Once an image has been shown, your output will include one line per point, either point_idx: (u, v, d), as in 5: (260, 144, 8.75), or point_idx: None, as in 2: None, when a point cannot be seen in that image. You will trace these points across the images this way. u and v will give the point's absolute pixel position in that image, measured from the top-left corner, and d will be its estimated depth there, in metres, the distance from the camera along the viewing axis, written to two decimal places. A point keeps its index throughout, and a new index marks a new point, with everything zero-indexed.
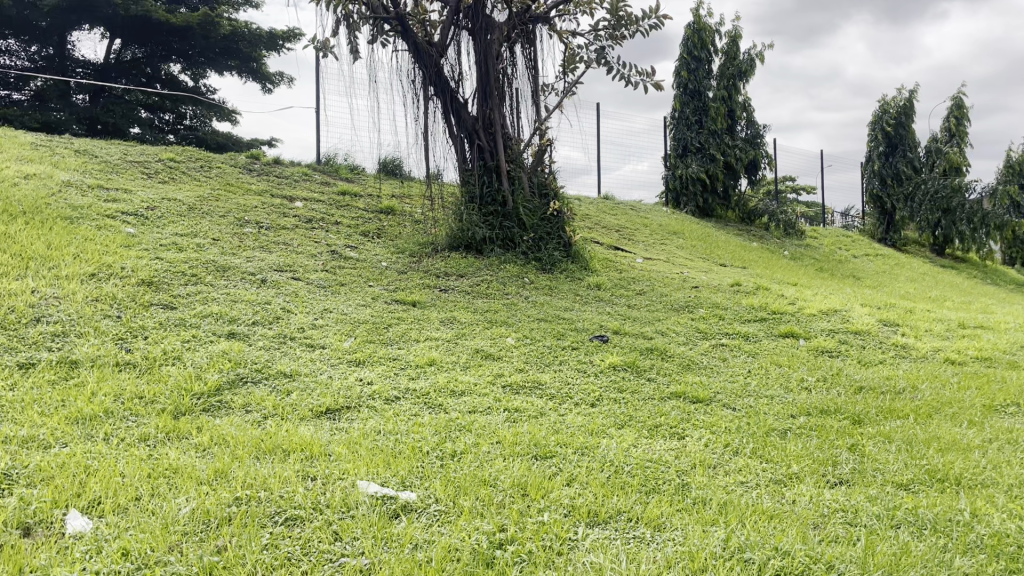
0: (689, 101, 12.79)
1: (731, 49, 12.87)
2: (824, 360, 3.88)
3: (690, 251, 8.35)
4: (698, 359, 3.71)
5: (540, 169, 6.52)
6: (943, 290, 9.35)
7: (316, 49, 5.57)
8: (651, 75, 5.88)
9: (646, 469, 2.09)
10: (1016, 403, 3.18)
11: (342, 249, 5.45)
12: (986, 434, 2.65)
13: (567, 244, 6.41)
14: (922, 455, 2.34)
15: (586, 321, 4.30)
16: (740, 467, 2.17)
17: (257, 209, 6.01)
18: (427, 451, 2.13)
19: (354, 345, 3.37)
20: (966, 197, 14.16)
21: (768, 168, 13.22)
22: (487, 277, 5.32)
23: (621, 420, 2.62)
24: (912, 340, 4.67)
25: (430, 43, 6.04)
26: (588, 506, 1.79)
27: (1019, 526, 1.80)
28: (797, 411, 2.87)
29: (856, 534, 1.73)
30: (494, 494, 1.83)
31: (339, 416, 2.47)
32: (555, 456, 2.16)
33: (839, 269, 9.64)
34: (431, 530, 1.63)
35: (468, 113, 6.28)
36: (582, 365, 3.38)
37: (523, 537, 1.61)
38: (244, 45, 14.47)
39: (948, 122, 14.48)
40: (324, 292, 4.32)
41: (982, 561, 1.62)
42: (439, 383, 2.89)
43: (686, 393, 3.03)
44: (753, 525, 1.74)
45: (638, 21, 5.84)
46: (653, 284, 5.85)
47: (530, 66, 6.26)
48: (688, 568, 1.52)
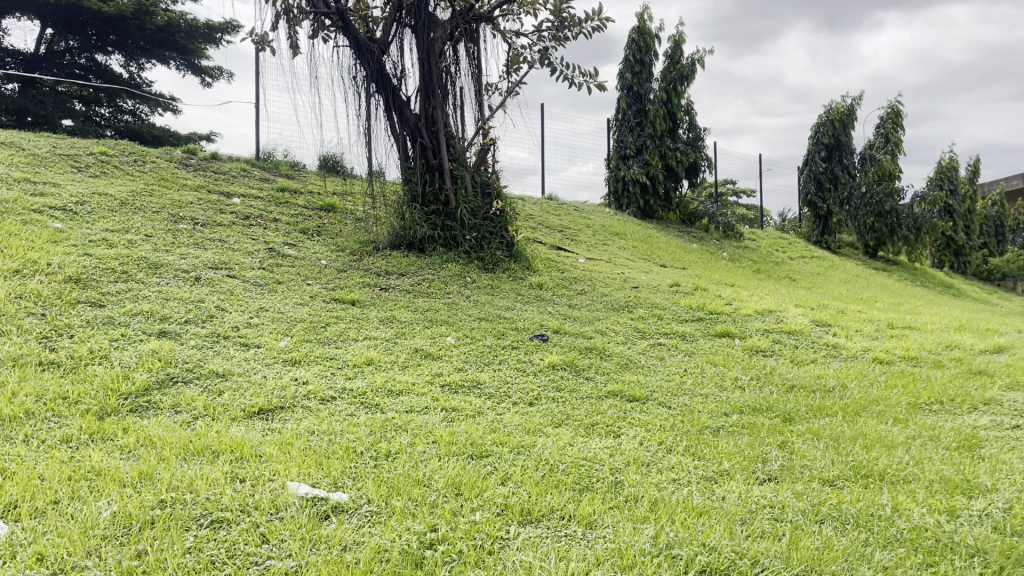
0: (632, 103, 12.91)
1: (674, 53, 13.01)
2: (758, 360, 3.96)
3: (631, 252, 8.43)
4: (636, 358, 3.75)
5: (483, 168, 6.53)
6: (875, 292, 9.63)
7: (255, 43, 5.47)
8: (594, 76, 5.91)
9: (580, 467, 2.10)
10: (939, 401, 3.29)
11: (281, 247, 5.36)
12: (910, 430, 2.74)
13: (509, 244, 6.44)
14: (848, 451, 2.41)
15: (527, 321, 4.30)
16: (673, 465, 2.20)
17: (193, 204, 5.88)
18: (361, 452, 2.10)
19: (291, 344, 3.32)
20: (899, 204, 14.60)
21: (709, 170, 13.43)
22: (429, 276, 5.30)
23: (559, 419, 2.63)
24: (843, 340, 4.80)
25: (372, 40, 5.98)
26: (521, 504, 1.80)
27: (937, 520, 1.86)
28: (730, 409, 2.91)
29: (781, 529, 1.76)
30: (428, 494, 1.82)
31: (272, 416, 2.43)
32: (490, 455, 2.15)
33: (776, 270, 9.85)
34: (361, 530, 1.61)
35: (410, 111, 6.21)
36: (522, 365, 3.39)
37: (454, 537, 1.60)
38: (181, 37, 14.13)
39: (882, 129, 14.74)
40: (261, 290, 4.24)
41: (900, 555, 1.67)
42: (376, 382, 2.86)
43: (623, 392, 3.06)
44: (683, 522, 1.76)
45: (581, 23, 5.87)
46: (594, 285, 5.89)
47: (472, 65, 6.26)
48: (617, 565, 1.53)
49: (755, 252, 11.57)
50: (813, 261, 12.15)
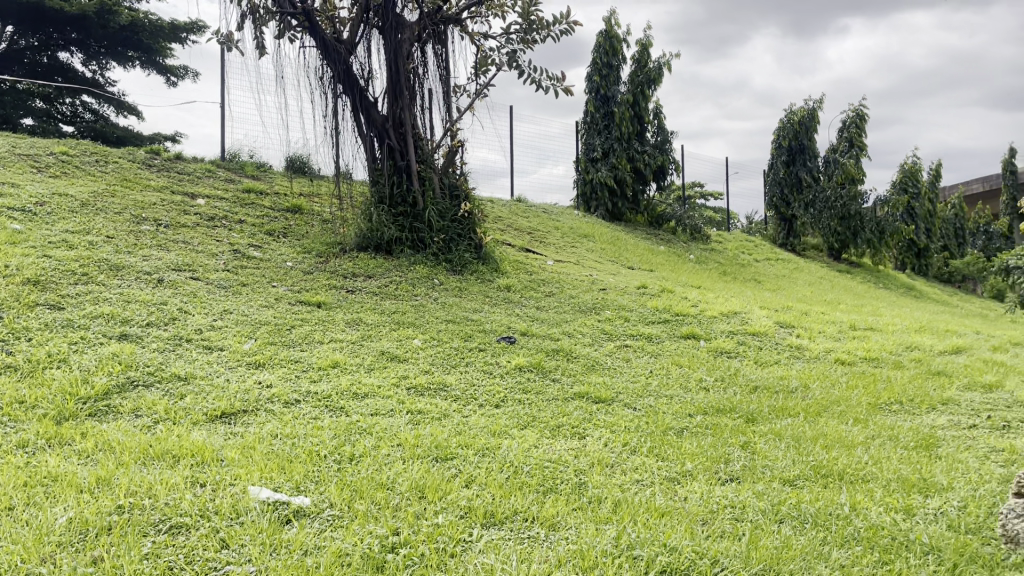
0: (600, 106, 12.97)
1: (641, 57, 13.11)
2: (722, 361, 4.00)
3: (599, 253, 8.47)
4: (602, 359, 3.77)
5: (451, 170, 6.51)
6: (839, 293, 9.78)
7: (220, 43, 5.41)
8: (561, 80, 5.92)
9: (544, 469, 2.11)
10: (898, 401, 3.35)
11: (246, 248, 5.31)
12: (869, 431, 2.79)
13: (477, 246, 6.44)
14: (808, 451, 2.44)
15: (494, 323, 4.31)
16: (637, 466, 2.21)
17: (157, 205, 5.80)
18: (324, 455, 2.09)
19: (255, 346, 3.28)
20: (862, 207, 14.81)
21: (676, 173, 13.55)
22: (396, 278, 5.28)
23: (525, 420, 2.63)
24: (807, 341, 4.87)
25: (339, 40, 5.94)
26: (485, 507, 1.80)
27: (893, 519, 1.90)
28: (694, 410, 2.94)
29: (742, 529, 1.78)
30: (391, 497, 1.81)
31: (235, 420, 2.40)
32: (455, 458, 2.15)
33: (743, 273, 9.96)
34: (323, 535, 1.60)
35: (378, 112, 6.18)
36: (489, 367, 3.39)
37: (416, 540, 1.60)
38: (145, 36, 13.95)
39: (846, 133, 14.98)
40: (225, 292, 4.19)
41: (857, 553, 1.70)
42: (341, 385, 2.84)
43: (589, 394, 3.08)
44: (645, 523, 1.77)
45: (549, 26, 5.88)
46: (562, 286, 5.90)
47: (440, 67, 6.25)
48: (578, 567, 1.54)
49: (721, 255, 11.69)
50: (778, 263, 12.31)
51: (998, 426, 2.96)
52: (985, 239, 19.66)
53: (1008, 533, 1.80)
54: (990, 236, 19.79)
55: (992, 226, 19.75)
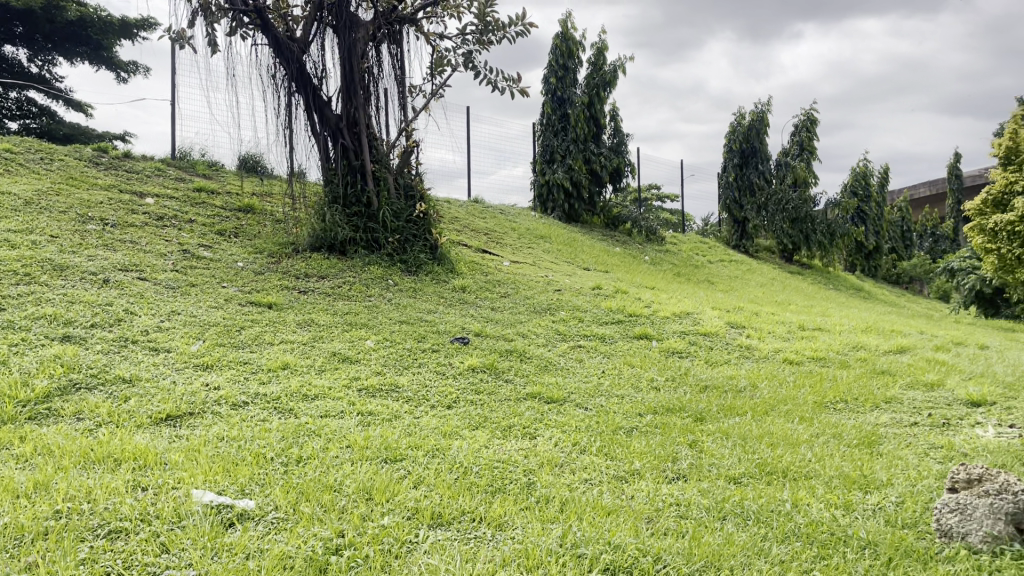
0: (556, 108, 12.98)
1: (597, 60, 13.22)
2: (673, 361, 4.05)
3: (555, 255, 8.51)
4: (555, 360, 3.79)
5: (406, 170, 6.49)
6: (790, 294, 9.96)
7: (171, 39, 5.31)
8: (517, 82, 5.93)
9: (493, 469, 2.11)
10: (843, 400, 3.42)
11: (195, 248, 5.22)
12: (814, 429, 2.84)
13: (433, 246, 6.43)
14: (754, 449, 2.48)
15: (448, 324, 4.30)
16: (585, 465, 2.23)
17: (103, 204, 5.68)
18: (271, 458, 2.06)
19: (202, 348, 3.23)
20: (814, 209, 15.09)
21: (632, 176, 13.71)
22: (349, 278, 5.24)
23: (476, 421, 2.64)
24: (756, 342, 4.94)
25: (292, 39, 5.88)
26: (432, 508, 1.79)
27: (833, 514, 1.94)
28: (645, 410, 2.97)
29: (685, 526, 1.81)
30: (337, 499, 1.80)
31: (181, 422, 2.36)
32: (404, 459, 2.14)
33: (697, 274, 10.08)
34: (266, 538, 1.58)
35: (332, 111, 6.12)
36: (442, 368, 3.38)
37: (361, 542, 1.59)
38: (94, 32, 13.64)
39: (797, 136, 15.25)
40: (173, 293, 4.12)
41: (796, 549, 1.73)
42: (291, 387, 2.81)
43: (541, 394, 3.09)
44: (591, 521, 1.79)
45: (505, 27, 5.89)
46: (517, 287, 5.92)
47: (395, 67, 6.23)
48: (523, 566, 1.54)
49: (676, 256, 11.82)
50: (732, 265, 12.49)
51: (938, 423, 3.04)
52: (931, 241, 20.15)
53: (943, 527, 1.85)
54: (936, 238, 20.30)
55: (938, 229, 20.27)
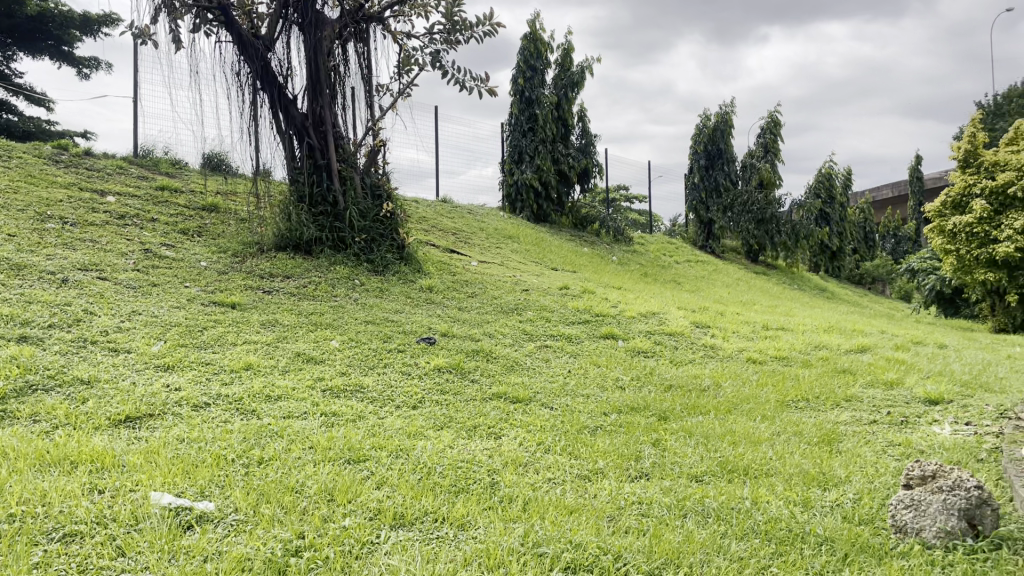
0: (524, 108, 12.96)
1: (564, 61, 13.27)
2: (639, 361, 4.08)
3: (523, 254, 8.53)
4: (521, 360, 3.79)
5: (373, 170, 6.46)
6: (755, 294, 10.08)
7: (133, 35, 5.23)
8: (485, 81, 5.93)
9: (457, 469, 2.11)
10: (805, 398, 3.47)
11: (158, 248, 5.15)
12: (775, 427, 2.88)
13: (400, 246, 6.41)
14: (716, 448, 2.51)
15: (414, 324, 4.28)
16: (549, 464, 2.24)
17: (63, 203, 5.58)
18: (232, 459, 2.04)
19: (164, 349, 3.19)
20: (779, 210, 15.27)
21: (600, 176, 13.80)
22: (315, 278, 5.21)
23: (441, 421, 2.63)
24: (721, 341, 4.99)
25: (257, 36, 5.82)
26: (395, 509, 1.79)
27: (792, 512, 1.96)
28: (610, 409, 2.99)
29: (646, 524, 1.82)
30: (299, 501, 1.79)
31: (140, 424, 2.33)
32: (368, 460, 2.13)
33: (663, 274, 10.16)
34: (225, 540, 1.56)
35: (297, 109, 6.07)
36: (407, 368, 3.37)
37: (321, 544, 1.58)
38: (54, 27, 13.40)
39: (762, 138, 15.41)
40: (134, 293, 4.06)
41: (755, 545, 1.75)
42: (254, 388, 2.78)
43: (507, 394, 3.09)
44: (553, 520, 1.79)
45: (473, 27, 5.89)
46: (485, 288, 5.92)
47: (362, 65, 6.20)
48: (484, 565, 1.54)
49: (644, 257, 11.90)
50: (698, 265, 12.60)
51: (896, 421, 3.10)
52: (893, 242, 20.49)
53: (898, 524, 1.89)
54: (898, 239, 20.64)
55: (900, 230, 20.61)
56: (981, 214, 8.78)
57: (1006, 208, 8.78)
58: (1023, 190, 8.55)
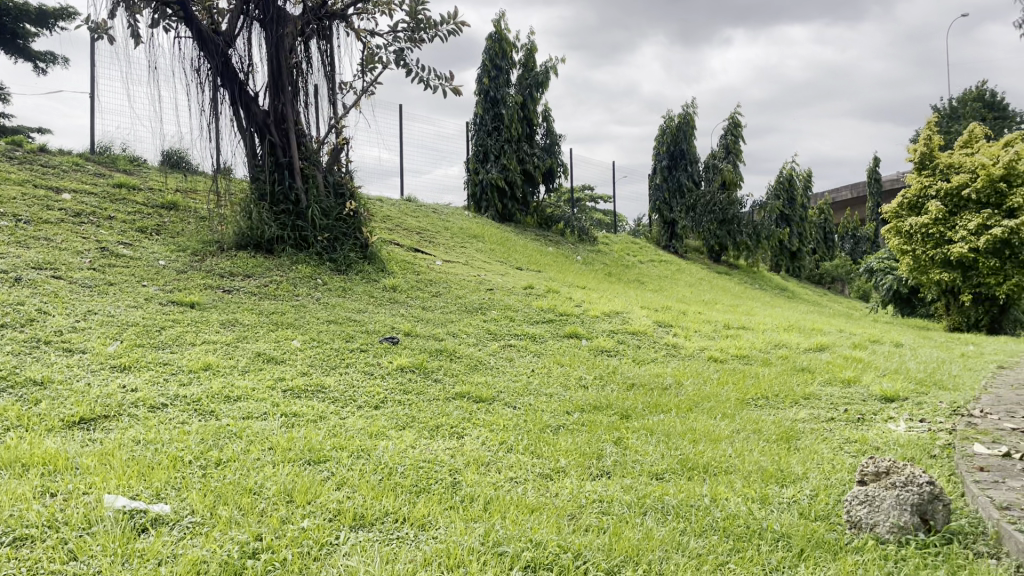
0: (489, 108, 12.95)
1: (528, 62, 13.28)
2: (602, 360, 4.10)
3: (488, 254, 8.53)
4: (485, 360, 3.78)
5: (336, 168, 6.41)
6: (717, 294, 10.19)
7: (89, 29, 5.13)
8: (450, 80, 5.91)
9: (419, 469, 2.11)
10: (764, 396, 3.51)
11: (114, 246, 5.06)
12: (735, 425, 2.91)
13: (363, 245, 6.37)
14: (677, 446, 2.53)
15: (377, 323, 4.26)
16: (511, 463, 2.24)
17: (16, 200, 5.45)
18: (189, 461, 2.01)
19: (120, 349, 3.13)
20: (741, 211, 15.44)
21: (565, 176, 13.84)
22: (276, 278, 5.15)
23: (403, 421, 2.62)
24: (683, 340, 5.04)
25: (217, 32, 5.74)
26: (355, 509, 1.78)
27: (750, 508, 1.99)
28: (573, 408, 3.00)
29: (607, 522, 1.83)
30: (256, 502, 1.77)
31: (95, 426, 2.29)
32: (328, 461, 2.12)
33: (627, 273, 10.22)
34: (180, 542, 1.54)
35: (258, 107, 6.00)
36: (370, 368, 3.35)
37: (279, 545, 1.56)
38: (8, 20, 13.07)
39: (724, 139, 15.57)
40: (90, 292, 3.98)
41: (713, 542, 1.77)
42: (212, 389, 2.74)
43: (469, 394, 3.09)
44: (514, 519, 1.80)
45: (437, 25, 5.86)
46: (449, 287, 5.91)
47: (324, 63, 6.15)
48: (443, 565, 1.54)
49: (608, 256, 11.97)
50: (661, 265, 12.71)
51: (853, 418, 3.15)
52: (852, 242, 20.87)
53: (852, 519, 1.93)
54: (857, 240, 21.02)
55: (858, 231, 21.00)
56: (937, 215, 8.97)
57: (960, 210, 8.98)
58: (976, 192, 8.74)
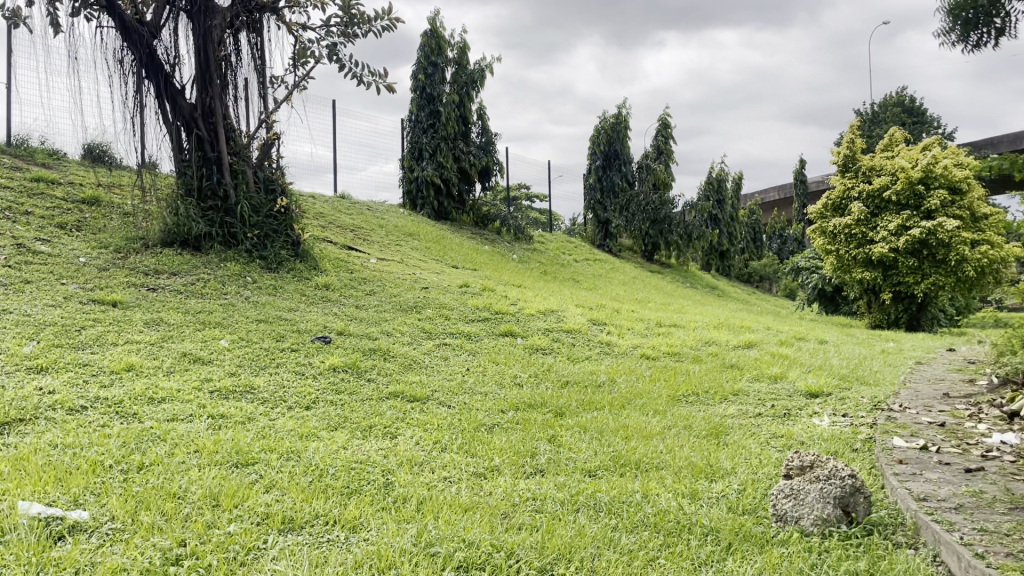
0: (424, 105, 12.85)
1: (462, 60, 13.23)
2: (537, 358, 4.11)
3: (423, 252, 8.48)
4: (420, 359, 3.75)
5: (266, 163, 6.30)
6: (649, 292, 10.35)
7: (5, 17, 4.91)
8: (383, 76, 5.86)
9: (351, 471, 2.08)
10: (695, 393, 3.58)
11: (31, 242, 4.86)
12: (667, 421, 2.96)
13: (294, 242, 6.27)
14: (610, 442, 2.56)
15: (309, 322, 4.19)
16: (445, 463, 2.23)
17: None
18: (109, 466, 1.94)
19: (37, 349, 3.01)
20: (672, 211, 15.78)
21: (500, 175, 13.86)
22: (204, 276, 5.02)
23: (335, 422, 2.58)
24: (616, 338, 5.10)
25: (142, 22, 5.56)
26: (284, 513, 1.74)
27: (679, 503, 2.02)
28: (507, 406, 3.00)
29: (540, 519, 1.84)
30: (181, 507, 1.72)
31: (9, 430, 2.19)
32: (256, 463, 2.07)
33: (562, 272, 10.29)
34: (100, 550, 1.48)
35: (185, 100, 5.83)
36: (301, 368, 3.30)
37: (204, 551, 1.52)
38: None
39: (656, 140, 15.87)
40: (4, 290, 3.81)
41: (644, 537, 1.80)
42: (135, 390, 2.66)
43: (403, 393, 3.06)
44: (446, 519, 1.79)
45: (370, 21, 5.80)
46: (383, 285, 5.85)
47: (254, 56, 6.03)
48: (375, 567, 1.52)
49: (544, 255, 12.03)
50: (596, 263, 12.84)
51: (779, 414, 3.24)
52: (779, 243, 21.47)
53: (778, 513, 1.98)
54: (784, 239, 21.63)
55: (785, 231, 21.61)
56: (859, 216, 9.29)
57: (881, 211, 9.31)
58: (896, 194, 9.03)
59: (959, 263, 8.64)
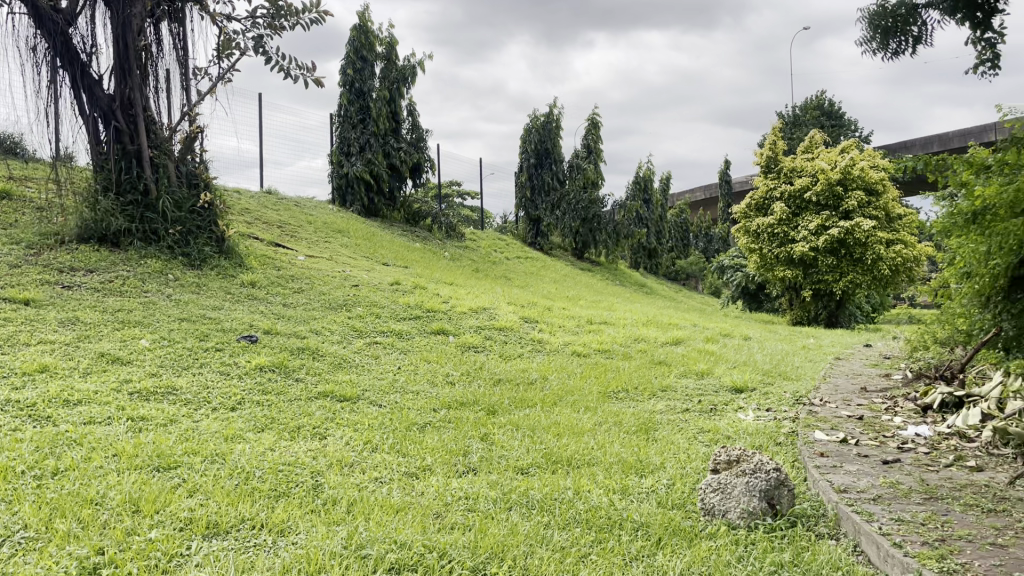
0: (354, 100, 12.66)
1: (391, 55, 13.08)
2: (469, 356, 4.11)
3: (353, 249, 8.37)
4: (350, 358, 3.70)
5: (189, 157, 6.11)
6: (580, 290, 10.45)
7: None
8: (311, 71, 5.75)
9: (279, 473, 2.03)
10: (625, 389, 3.63)
11: None
12: (597, 417, 2.99)
13: (219, 239, 6.12)
14: (541, 440, 2.57)
15: (235, 321, 4.09)
16: (376, 463, 2.20)
17: None
18: (20, 471, 1.86)
19: None
20: (602, 210, 15.88)
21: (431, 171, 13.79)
22: (123, 273, 4.85)
23: (262, 423, 2.52)
24: (547, 335, 5.13)
25: (55, 9, 5.32)
26: (208, 517, 1.69)
27: (610, 499, 2.04)
28: (439, 405, 2.99)
29: (472, 519, 1.83)
30: (98, 514, 1.65)
31: None
32: (178, 467, 2.00)
33: (493, 270, 10.30)
34: (10, 561, 1.42)
35: (102, 90, 5.58)
36: (226, 367, 3.22)
37: (123, 559, 1.47)
38: None
39: (586, 139, 16.05)
40: None
41: (576, 534, 1.81)
42: (49, 392, 2.54)
43: (333, 393, 3.01)
44: (378, 520, 1.76)
45: (298, 13, 5.69)
46: (312, 283, 5.75)
47: (176, 47, 5.84)
48: (304, 571, 1.49)
49: (475, 253, 12.02)
50: (527, 261, 12.90)
51: (706, 409, 3.31)
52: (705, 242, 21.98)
53: (706, 506, 2.02)
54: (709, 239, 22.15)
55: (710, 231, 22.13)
56: (782, 216, 9.58)
57: (802, 211, 9.62)
58: (817, 195, 9.35)
59: (875, 262, 8.98)
